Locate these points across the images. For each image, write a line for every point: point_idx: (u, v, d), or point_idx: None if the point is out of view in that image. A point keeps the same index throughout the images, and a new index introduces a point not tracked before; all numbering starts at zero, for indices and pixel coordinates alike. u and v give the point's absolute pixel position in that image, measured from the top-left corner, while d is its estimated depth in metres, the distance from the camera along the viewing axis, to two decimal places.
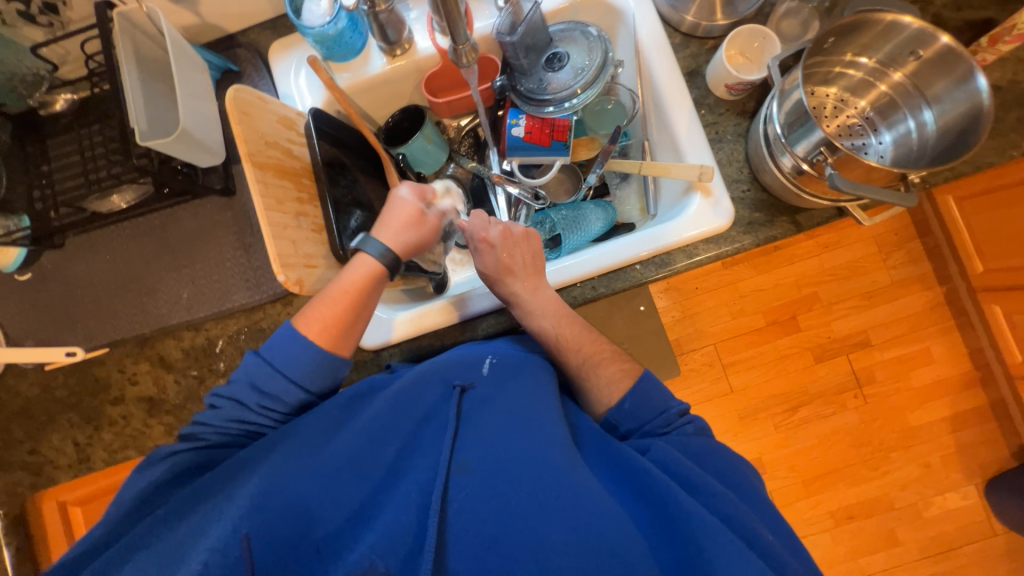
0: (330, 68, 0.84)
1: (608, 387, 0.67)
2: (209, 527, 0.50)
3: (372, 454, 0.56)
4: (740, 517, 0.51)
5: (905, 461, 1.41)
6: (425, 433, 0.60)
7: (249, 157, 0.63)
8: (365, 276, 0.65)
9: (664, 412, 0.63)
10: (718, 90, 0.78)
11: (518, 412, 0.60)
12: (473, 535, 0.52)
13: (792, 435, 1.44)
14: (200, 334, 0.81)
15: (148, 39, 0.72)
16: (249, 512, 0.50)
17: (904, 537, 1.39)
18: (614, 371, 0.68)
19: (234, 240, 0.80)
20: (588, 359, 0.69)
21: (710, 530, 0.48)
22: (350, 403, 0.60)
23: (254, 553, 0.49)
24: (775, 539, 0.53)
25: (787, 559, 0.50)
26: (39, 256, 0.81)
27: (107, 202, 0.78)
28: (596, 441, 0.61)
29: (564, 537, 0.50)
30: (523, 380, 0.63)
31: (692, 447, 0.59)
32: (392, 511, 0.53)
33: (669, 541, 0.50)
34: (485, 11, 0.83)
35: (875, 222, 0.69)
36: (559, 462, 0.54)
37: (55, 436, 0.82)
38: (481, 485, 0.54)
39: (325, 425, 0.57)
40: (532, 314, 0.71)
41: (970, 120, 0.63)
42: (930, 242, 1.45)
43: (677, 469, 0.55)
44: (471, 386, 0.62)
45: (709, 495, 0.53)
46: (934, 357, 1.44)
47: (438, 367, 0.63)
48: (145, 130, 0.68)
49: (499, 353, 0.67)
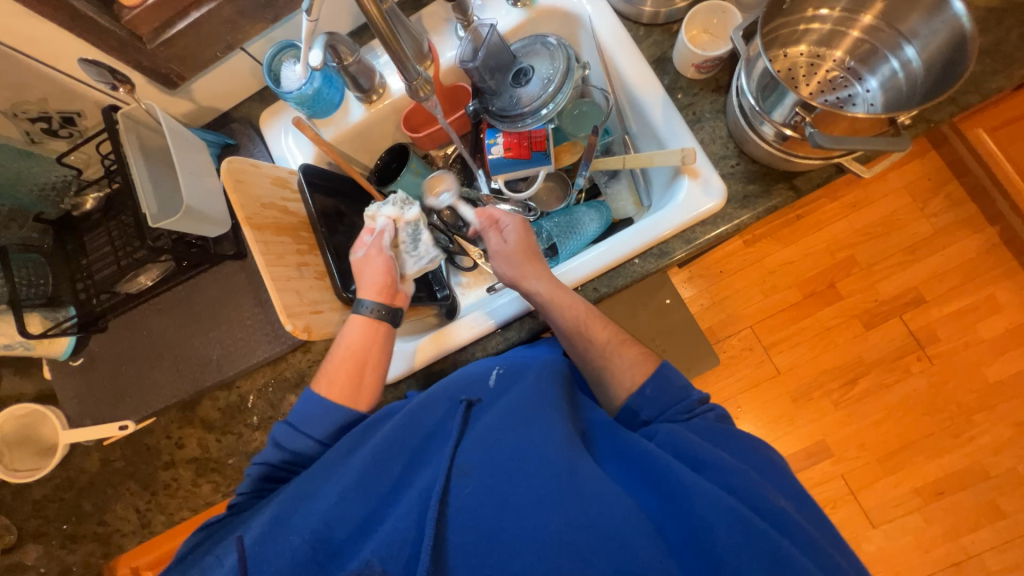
0: (315, 124, 0.90)
1: (630, 370, 0.66)
2: (228, 553, 0.55)
3: (376, 470, 0.57)
4: (747, 485, 0.50)
5: (991, 423, 1.28)
6: (432, 446, 0.59)
7: (249, 221, 0.68)
8: (359, 331, 0.71)
9: (684, 399, 0.61)
10: (688, 72, 0.78)
11: (522, 411, 0.58)
12: (472, 536, 0.51)
13: (854, 410, 1.33)
14: (233, 392, 0.87)
15: (150, 132, 0.80)
16: (264, 533, 0.54)
17: (1009, 508, 1.25)
18: (635, 355, 0.67)
19: (252, 298, 0.85)
20: (609, 340, 0.68)
21: (707, 499, 0.48)
22: (367, 430, 0.62)
23: (253, 565, 0.53)
24: (810, 524, 0.50)
25: (810, 531, 0.47)
26: (87, 342, 0.88)
27: (136, 283, 0.85)
28: (605, 435, 0.60)
29: (563, 525, 0.49)
30: (529, 383, 0.61)
31: (705, 429, 0.58)
32: (394, 519, 0.53)
33: (674, 517, 0.50)
34: (448, 44, 0.87)
35: (875, 173, 0.66)
36: (560, 458, 0.53)
37: (118, 505, 0.88)
38: (481, 484, 0.53)
39: (341, 451, 0.61)
40: (558, 292, 0.69)
41: (954, 50, 0.60)
42: (970, 182, 1.34)
43: (682, 450, 0.54)
44: (479, 400, 0.62)
45: (713, 469, 0.52)
46: (1001, 304, 1.32)
47: (447, 386, 0.64)
48: (156, 213, 0.75)
49: (505, 362, 0.67)
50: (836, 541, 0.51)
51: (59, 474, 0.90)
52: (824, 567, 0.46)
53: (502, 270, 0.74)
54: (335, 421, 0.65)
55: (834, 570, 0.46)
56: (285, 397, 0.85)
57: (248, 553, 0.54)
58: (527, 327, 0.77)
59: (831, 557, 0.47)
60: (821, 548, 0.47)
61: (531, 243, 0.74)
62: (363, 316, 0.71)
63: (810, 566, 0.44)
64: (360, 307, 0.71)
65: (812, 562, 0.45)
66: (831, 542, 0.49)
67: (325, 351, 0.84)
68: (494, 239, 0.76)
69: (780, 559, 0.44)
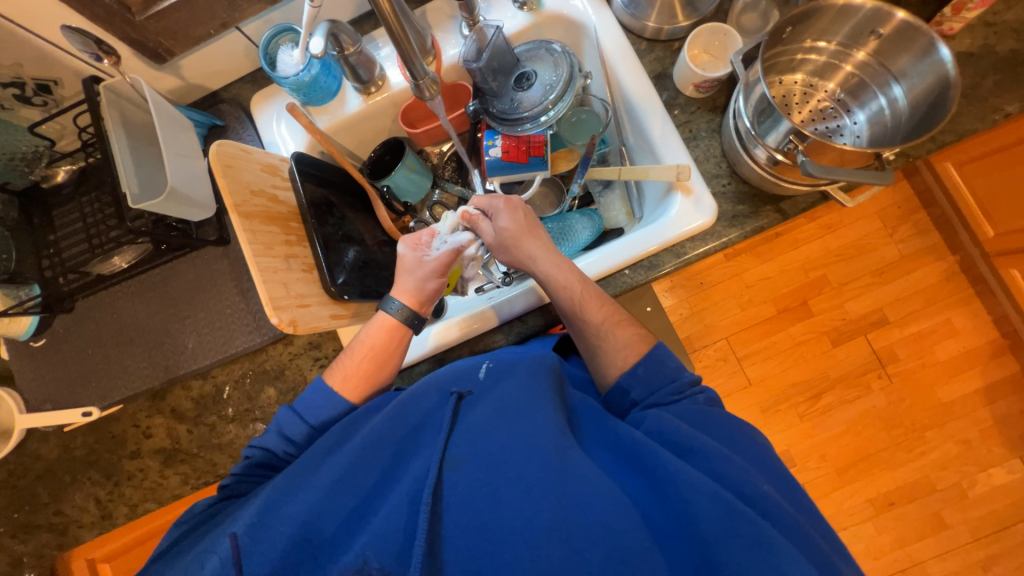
0: (309, 112, 0.87)
1: (623, 351, 0.65)
2: (214, 546, 0.53)
3: (366, 461, 0.56)
4: (733, 473, 0.51)
5: (940, 440, 1.36)
6: (422, 437, 0.59)
7: (237, 209, 0.65)
8: (383, 331, 0.70)
9: (675, 380, 0.62)
10: (686, 90, 0.79)
11: (514, 404, 0.58)
12: (465, 528, 0.51)
13: (818, 423, 1.39)
14: (208, 381, 0.84)
15: (133, 106, 0.76)
16: (252, 525, 0.53)
17: (952, 520, 1.33)
18: (630, 335, 0.67)
19: (233, 286, 0.83)
20: (604, 321, 0.67)
21: (694, 487, 0.49)
22: (357, 420, 0.62)
23: (242, 555, 0.52)
24: (792, 507, 0.52)
25: (791, 514, 0.49)
26: (50, 322, 0.83)
27: (109, 264, 0.81)
28: (594, 426, 0.60)
29: (556, 515, 0.49)
30: (521, 375, 0.60)
31: (695, 415, 0.58)
32: (386, 512, 0.53)
33: (663, 508, 0.50)
34: (451, 40, 0.86)
35: (858, 203, 0.69)
36: (552, 448, 0.53)
37: (77, 495, 0.84)
38: (473, 478, 0.53)
39: (327, 444, 0.59)
40: (552, 273, 0.70)
41: (939, 91, 0.63)
42: (936, 212, 1.42)
43: (672, 438, 0.55)
44: (469, 392, 0.61)
45: (700, 456, 0.52)
46: (956, 329, 1.40)
47: (437, 378, 0.63)
48: (136, 193, 0.72)
49: (495, 357, 0.66)
50: (811, 517, 0.53)
51: (13, 460, 0.85)
52: (808, 554, 0.47)
53: (502, 257, 0.76)
54: (319, 418, 0.65)
55: (815, 551, 0.48)
56: (262, 390, 0.83)
57: (241, 546, 0.52)
58: (515, 331, 0.78)
59: (811, 539, 0.48)
60: (803, 531, 0.48)
61: (523, 223, 0.74)
62: (389, 315, 0.70)
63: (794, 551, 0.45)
64: (387, 305, 0.71)
65: (803, 554, 0.47)
66: (816, 530, 0.51)
67: (308, 344, 0.83)
68: (486, 229, 0.76)
69: (767, 542, 0.45)
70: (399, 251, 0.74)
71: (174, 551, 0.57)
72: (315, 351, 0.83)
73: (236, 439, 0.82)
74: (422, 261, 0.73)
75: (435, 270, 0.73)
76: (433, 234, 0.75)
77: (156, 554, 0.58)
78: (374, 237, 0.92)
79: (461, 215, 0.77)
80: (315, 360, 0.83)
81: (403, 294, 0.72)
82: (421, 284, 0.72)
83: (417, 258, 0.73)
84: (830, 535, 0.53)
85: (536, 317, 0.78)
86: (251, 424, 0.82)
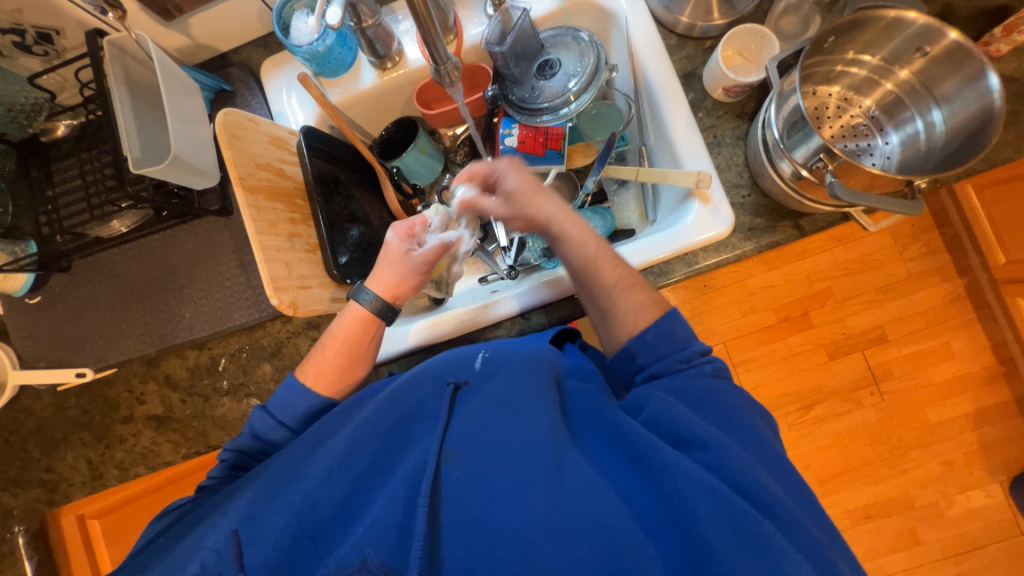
0: (321, 84, 0.85)
1: (635, 313, 0.63)
2: (206, 535, 0.54)
3: (359, 449, 0.56)
4: (732, 465, 0.48)
5: (924, 459, 1.37)
6: (417, 427, 0.58)
7: (241, 182, 0.64)
8: (356, 322, 0.68)
9: (685, 348, 0.60)
10: (715, 93, 0.76)
11: (510, 398, 0.56)
12: (462, 522, 0.50)
13: (806, 434, 1.41)
14: (203, 352, 0.83)
15: (138, 65, 0.73)
16: (245, 517, 0.54)
17: (926, 537, 1.35)
18: (642, 299, 0.63)
19: (233, 259, 0.81)
20: (618, 281, 0.64)
21: (691, 478, 0.47)
22: (349, 410, 0.61)
23: (242, 551, 0.52)
24: (780, 486, 0.50)
25: (786, 504, 0.47)
26: (45, 280, 0.82)
27: (107, 228, 0.79)
28: (588, 415, 0.58)
29: (550, 508, 0.48)
30: (515, 370, 0.59)
31: (696, 386, 0.56)
32: (380, 505, 0.52)
33: (660, 508, 0.49)
34: (475, 19, 0.83)
35: (880, 228, 0.66)
36: (547, 443, 0.52)
37: (68, 454, 0.84)
38: (470, 472, 0.52)
39: (322, 435, 0.60)
40: (567, 230, 0.67)
41: (980, 121, 0.61)
42: (949, 234, 1.39)
43: (668, 425, 0.52)
44: (465, 383, 0.60)
45: (698, 444, 0.50)
46: (954, 352, 1.39)
47: (433, 367, 0.62)
48: (138, 157, 0.69)
49: (491, 347, 0.64)
50: (805, 505, 0.51)
51: (6, 413, 0.85)
52: (796, 541, 0.46)
53: (516, 225, 0.71)
54: (310, 405, 0.65)
55: (807, 540, 0.46)
56: (258, 365, 0.82)
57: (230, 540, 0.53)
58: (517, 327, 0.77)
59: (804, 529, 0.47)
60: (795, 520, 0.47)
61: (530, 179, 0.69)
62: (362, 306, 0.68)
63: (788, 548, 0.44)
64: (359, 296, 0.68)
65: (799, 549, 0.46)
66: (816, 527, 0.49)
67: (306, 324, 0.82)
68: (491, 202, 0.71)
69: (761, 538, 0.44)
70: (388, 239, 0.71)
71: (152, 548, 0.58)
72: (313, 331, 0.82)
73: (230, 413, 0.82)
74: (407, 253, 0.69)
75: (417, 265, 0.69)
76: (424, 225, 0.72)
77: (136, 551, 0.59)
78: (379, 218, 0.90)
79: (461, 198, 0.72)
80: (313, 340, 0.82)
81: (379, 284, 0.69)
82: (396, 274, 0.69)
83: (402, 249, 0.69)
84: (829, 534, 0.51)
85: (539, 316, 0.77)
86: (245, 398, 0.82)
